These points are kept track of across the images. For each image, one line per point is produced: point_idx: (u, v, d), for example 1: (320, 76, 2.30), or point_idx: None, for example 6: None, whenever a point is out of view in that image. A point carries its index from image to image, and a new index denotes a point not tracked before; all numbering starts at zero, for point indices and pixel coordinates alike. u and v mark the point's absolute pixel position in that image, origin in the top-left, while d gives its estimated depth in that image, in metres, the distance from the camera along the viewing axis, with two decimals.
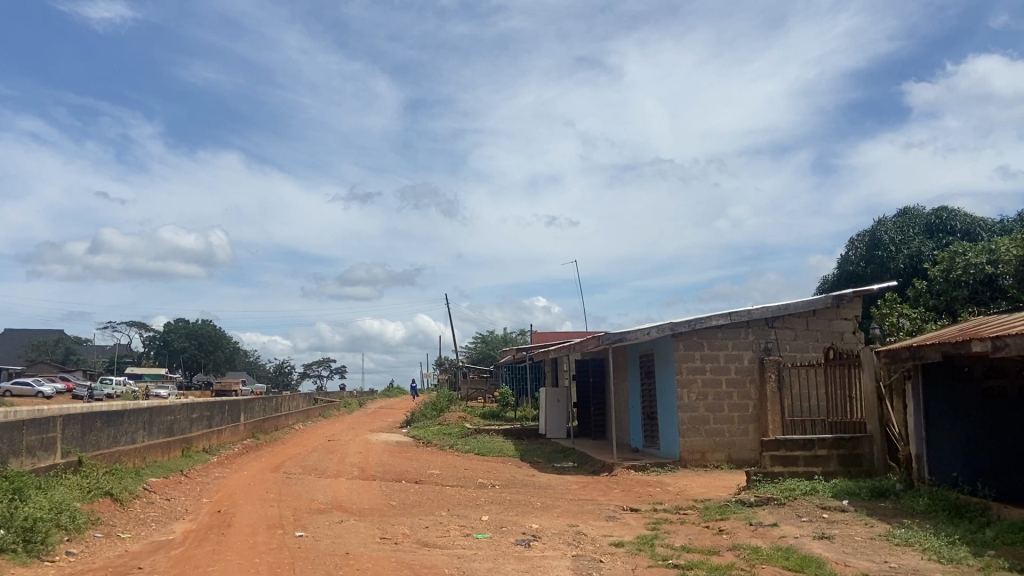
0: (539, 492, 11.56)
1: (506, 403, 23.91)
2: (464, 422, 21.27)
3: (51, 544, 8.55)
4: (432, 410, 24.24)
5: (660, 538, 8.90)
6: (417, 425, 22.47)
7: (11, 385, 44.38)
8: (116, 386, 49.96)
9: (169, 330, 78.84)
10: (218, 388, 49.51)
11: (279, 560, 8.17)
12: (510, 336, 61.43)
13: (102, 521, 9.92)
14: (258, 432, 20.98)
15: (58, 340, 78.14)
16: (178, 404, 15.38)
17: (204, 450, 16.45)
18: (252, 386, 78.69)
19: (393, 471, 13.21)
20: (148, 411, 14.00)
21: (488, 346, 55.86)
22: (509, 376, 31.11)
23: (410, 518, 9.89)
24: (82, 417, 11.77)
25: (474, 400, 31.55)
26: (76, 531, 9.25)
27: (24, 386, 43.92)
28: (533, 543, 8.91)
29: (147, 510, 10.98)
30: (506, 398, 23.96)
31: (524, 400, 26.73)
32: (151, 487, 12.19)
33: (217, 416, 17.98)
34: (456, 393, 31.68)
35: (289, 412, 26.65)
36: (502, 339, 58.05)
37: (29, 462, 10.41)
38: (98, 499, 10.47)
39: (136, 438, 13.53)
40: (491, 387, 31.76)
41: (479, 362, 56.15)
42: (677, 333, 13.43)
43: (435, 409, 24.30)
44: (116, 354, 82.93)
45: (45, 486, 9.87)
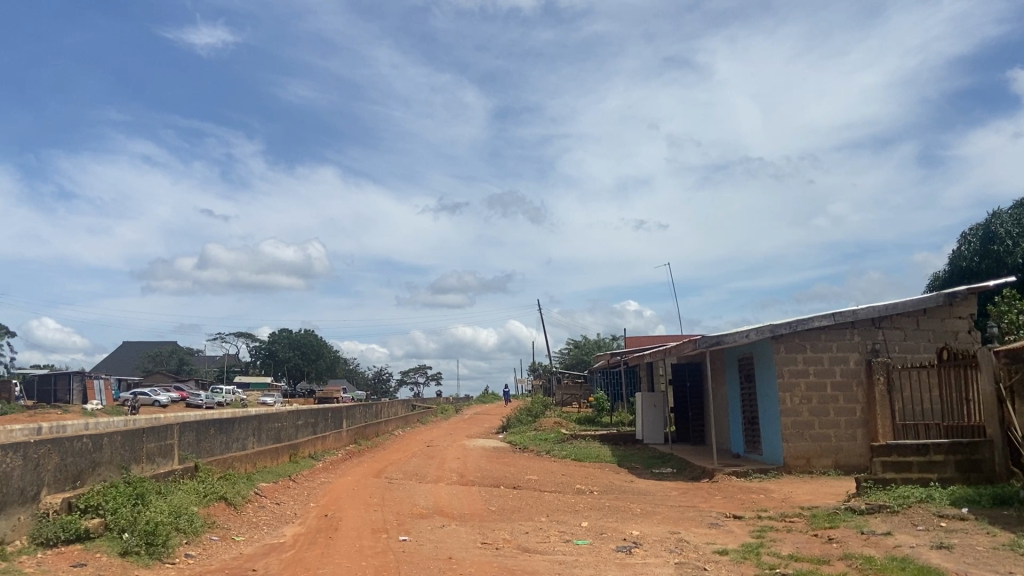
0: (638, 498, 11.43)
1: (602, 408, 23.62)
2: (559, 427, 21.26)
3: (172, 547, 9.07)
4: (527, 415, 24.36)
5: (766, 546, 8.67)
6: (514, 431, 22.60)
7: (131, 393, 47.02)
8: (227, 395, 52.30)
9: (274, 340, 81.96)
10: (321, 394, 51.03)
11: (385, 564, 8.37)
12: (603, 340, 61.23)
13: (217, 524, 10.41)
14: (360, 438, 21.57)
15: (173, 349, 82.36)
16: (284, 411, 15.98)
17: (310, 455, 17.03)
18: (351, 393, 80.93)
19: (491, 477, 13.29)
20: (257, 418, 14.59)
21: (582, 351, 55.85)
22: (605, 382, 30.90)
23: (510, 523, 9.96)
24: (197, 424, 12.38)
25: (569, 405, 31.50)
26: (194, 534, 9.74)
27: (142, 394, 46.46)
28: (634, 550, 8.84)
29: (259, 514, 11.44)
30: (602, 403, 23.58)
31: (620, 406, 26.48)
32: (262, 492, 12.69)
33: (322, 423, 18.58)
34: (551, 399, 31.63)
35: (388, 418, 27.31)
36: (597, 344, 57.96)
37: (150, 468, 11.06)
38: (214, 503, 10.97)
39: (247, 444, 14.11)
40: (586, 393, 31.70)
41: (574, 366, 56.17)
42: (778, 336, 13.04)
43: (530, 414, 24.43)
44: (224, 363, 86.89)
45: (165, 491, 10.45)
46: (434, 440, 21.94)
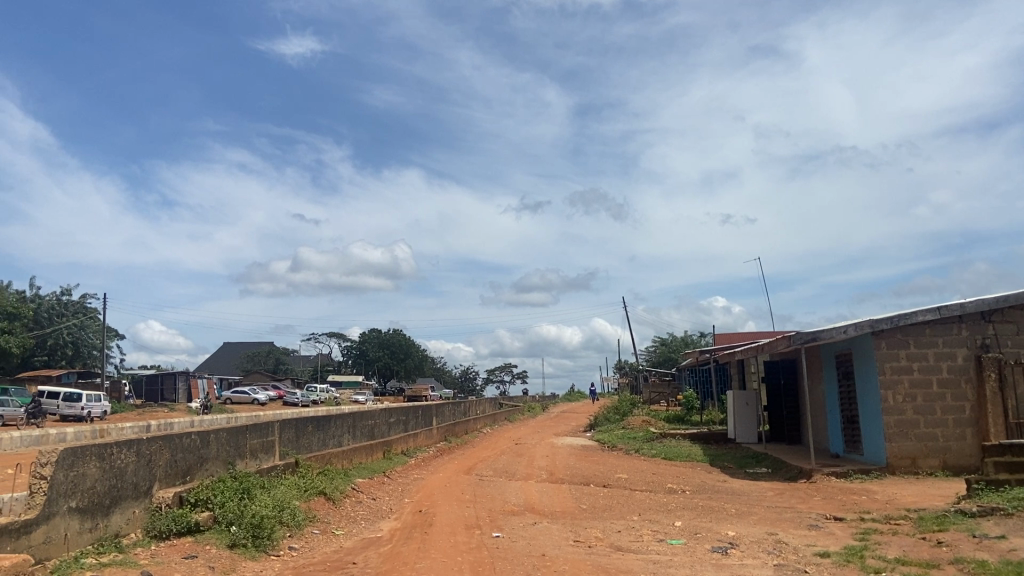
0: (733, 498, 11.20)
1: (692, 406, 23.27)
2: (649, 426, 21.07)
3: (276, 539, 9.45)
4: (615, 414, 24.21)
5: (870, 549, 8.37)
6: (602, 429, 22.53)
7: (232, 392, 49.11)
8: (321, 393, 53.92)
9: (363, 339, 84.00)
10: (410, 393, 52.06)
11: (480, 559, 8.46)
12: (691, 337, 60.28)
13: (318, 517, 10.75)
14: (450, 435, 21.89)
15: (270, 349, 85.20)
16: (377, 409, 16.36)
17: (403, 452, 17.39)
18: (437, 392, 82.09)
19: (581, 475, 13.27)
20: (351, 415, 14.99)
21: (670, 349, 55.15)
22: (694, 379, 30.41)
23: (602, 522, 9.91)
24: (296, 422, 12.81)
25: (657, 403, 31.15)
26: (297, 527, 10.10)
27: (243, 394, 48.46)
28: (731, 551, 8.67)
29: (356, 509, 11.75)
30: (691, 401, 23.28)
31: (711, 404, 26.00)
32: (359, 487, 13.03)
33: (412, 421, 18.93)
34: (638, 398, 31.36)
35: (477, 416, 27.64)
36: (685, 342, 57.08)
37: (254, 463, 11.53)
38: (314, 497, 11.34)
39: (342, 441, 14.52)
40: (675, 390, 31.29)
41: (662, 364, 55.54)
42: (878, 331, 12.56)
43: (618, 412, 24.28)
44: (318, 362, 89.64)
45: (269, 485, 10.87)
46: (522, 438, 22.08)
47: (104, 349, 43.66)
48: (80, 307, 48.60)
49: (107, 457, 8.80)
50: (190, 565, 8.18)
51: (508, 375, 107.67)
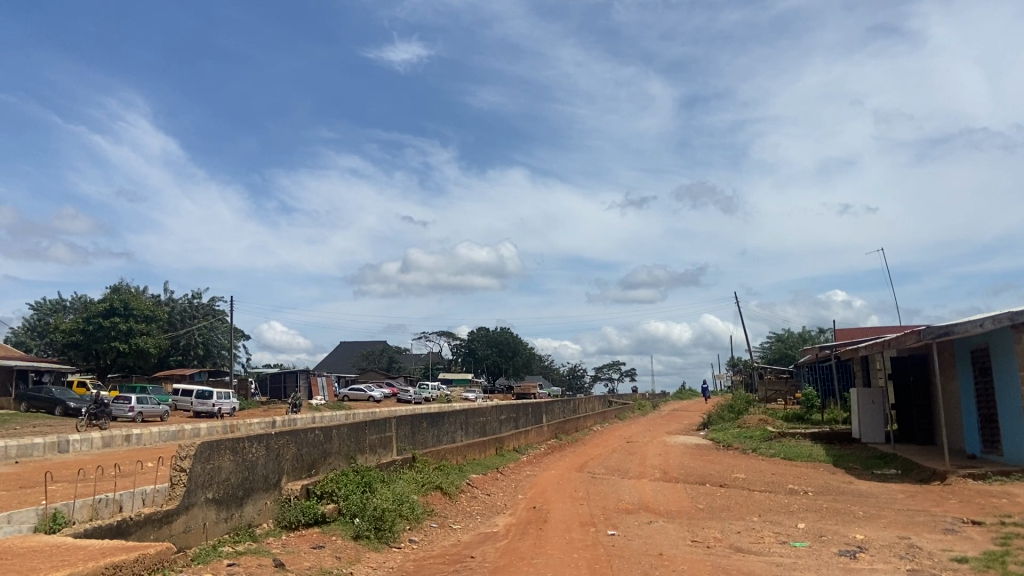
0: (860, 500, 10.70)
1: (812, 405, 22.42)
2: (766, 425, 20.46)
3: (398, 532, 9.88)
4: (730, 412, 23.63)
5: (1013, 555, 7.82)
6: (717, 428, 22.04)
7: (349, 389, 51.04)
8: (432, 390, 55.12)
9: (472, 338, 85.46)
10: (520, 390, 52.56)
11: (596, 557, 8.42)
12: (809, 333, 58.19)
13: (436, 512, 11.03)
14: (560, 433, 21.94)
15: (383, 349, 87.81)
16: (488, 406, 16.58)
17: (515, 449, 17.57)
18: (544, 390, 82.33)
19: (697, 474, 13.02)
20: (463, 412, 15.26)
21: (786, 345, 53.46)
22: (813, 377, 29.26)
23: (720, 522, 9.69)
24: (411, 418, 13.14)
25: (774, 402, 30.20)
26: (416, 520, 10.47)
27: (359, 391, 50.33)
28: (859, 555, 8.28)
29: (472, 503, 11.97)
30: (811, 400, 22.44)
31: (832, 403, 24.97)
32: (474, 482, 13.26)
33: (523, 418, 19.09)
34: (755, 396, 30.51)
35: (587, 414, 27.59)
36: (802, 338, 55.14)
37: (373, 459, 11.94)
38: (431, 492, 11.63)
39: (455, 438, 14.79)
40: (792, 388, 30.23)
41: (778, 361, 53.89)
42: (1017, 325, 11.73)
43: (733, 411, 23.68)
44: (429, 360, 91.85)
45: (388, 480, 11.25)
46: (633, 435, 21.86)
47: (232, 349, 46.03)
48: (209, 309, 51.39)
49: (239, 450, 9.29)
50: (318, 555, 8.61)
51: (615, 372, 106.82)
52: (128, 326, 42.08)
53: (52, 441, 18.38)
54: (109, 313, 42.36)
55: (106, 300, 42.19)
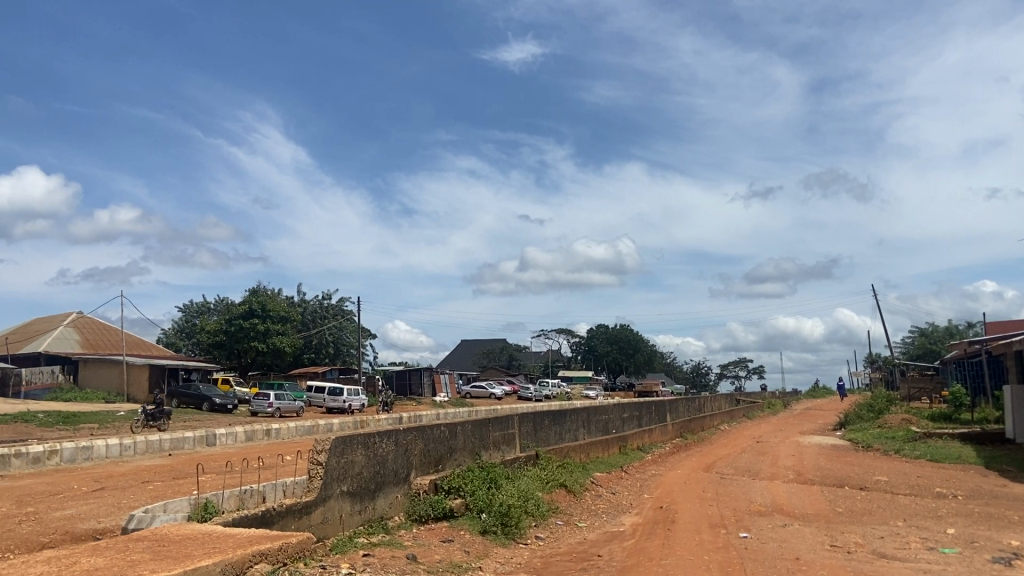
0: (1017, 505, 9.88)
1: (960, 403, 20.93)
2: (909, 424, 19.29)
3: (524, 528, 10.06)
4: (868, 412, 22.42)
5: None
6: (854, 428, 20.98)
7: (471, 386, 52.02)
8: (553, 388, 55.29)
9: (591, 335, 85.27)
10: (641, 388, 51.85)
11: (728, 559, 8.17)
12: (956, 327, 54.39)
13: (561, 509, 11.15)
14: (686, 432, 21.50)
15: (503, 347, 88.79)
16: (611, 404, 16.46)
17: (639, 448, 17.36)
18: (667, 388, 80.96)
19: (834, 476, 12.42)
20: (586, 410, 15.21)
21: (929, 341, 50.23)
22: (961, 373, 27.33)
23: (860, 526, 9.19)
24: (534, 416, 13.23)
25: (918, 400, 28.41)
26: (541, 517, 10.62)
27: (481, 388, 51.21)
28: (1016, 563, 7.65)
29: (597, 502, 11.95)
30: (959, 398, 20.95)
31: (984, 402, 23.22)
32: (598, 481, 13.22)
33: (646, 416, 18.83)
34: (896, 394, 28.84)
35: (712, 413, 26.92)
36: (948, 333, 51.62)
37: (498, 455, 12.11)
38: (555, 489, 11.75)
39: (578, 436, 14.77)
40: (938, 386, 28.36)
41: (920, 357, 50.74)
42: None
43: (871, 410, 22.47)
44: (549, 358, 92.32)
45: (513, 476, 11.39)
46: (763, 435, 21.13)
47: (360, 347, 47.76)
48: (337, 310, 53.61)
49: (371, 445, 9.60)
50: (448, 549, 8.81)
51: (740, 370, 103.63)
52: (265, 327, 44.55)
53: (201, 435, 19.66)
54: (248, 314, 44.96)
55: (245, 302, 44.81)
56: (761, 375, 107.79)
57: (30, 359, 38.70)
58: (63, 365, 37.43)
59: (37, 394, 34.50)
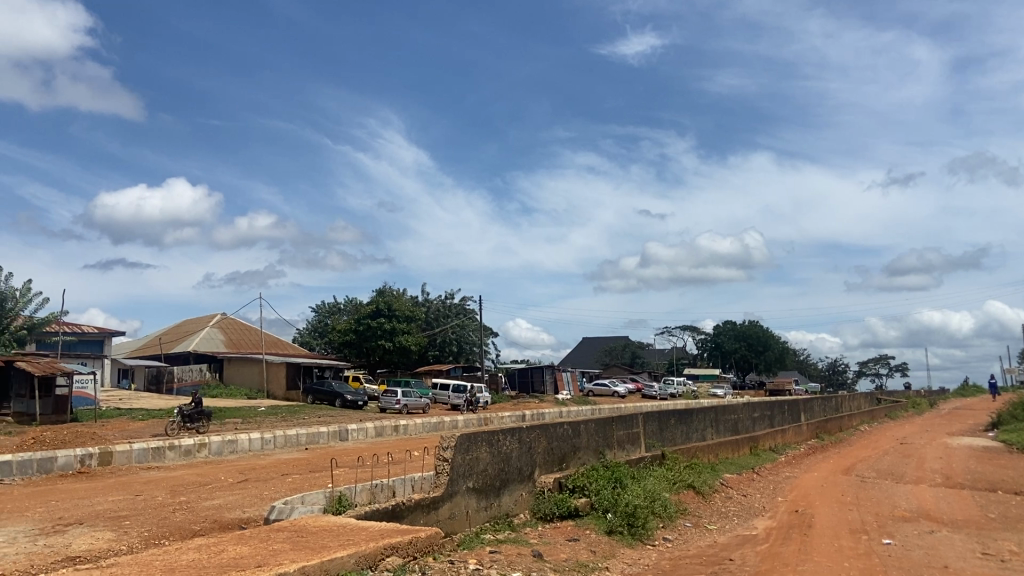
0: None
1: None
2: None
3: (651, 529, 9.88)
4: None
5: None
6: (1011, 429, 19.33)
7: (594, 384, 51.82)
8: (678, 385, 54.11)
9: (718, 331, 83.05)
10: (772, 386, 49.73)
11: (869, 567, 7.67)
12: None
13: (689, 511, 10.92)
14: (821, 432, 20.48)
15: (626, 345, 87.68)
16: (740, 403, 15.90)
17: (771, 448, 16.68)
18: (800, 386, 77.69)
19: (988, 481, 11.47)
20: (713, 409, 14.76)
21: None
22: None
23: (1017, 534, 8.41)
24: (659, 414, 12.95)
25: None
26: (669, 518, 10.42)
27: (604, 386, 50.93)
28: None
29: (727, 504, 11.59)
30: None
31: None
32: (728, 482, 12.83)
33: (778, 416, 18.08)
34: None
35: (850, 412, 25.54)
36: None
37: (622, 454, 11.94)
38: (683, 490, 11.53)
39: (706, 435, 14.35)
40: None
41: None
42: None
43: None
44: (674, 355, 90.60)
45: (639, 476, 11.21)
46: (907, 436, 19.84)
47: (483, 345, 48.44)
48: (460, 308, 54.68)
49: (495, 443, 9.67)
50: (574, 548, 8.75)
51: (880, 368, 98.07)
52: (392, 326, 46.05)
53: (334, 430, 20.51)
54: (376, 314, 46.63)
55: (373, 302, 46.52)
56: (903, 372, 101.45)
57: (181, 358, 41.69)
58: (210, 363, 40.08)
59: (188, 390, 37.09)
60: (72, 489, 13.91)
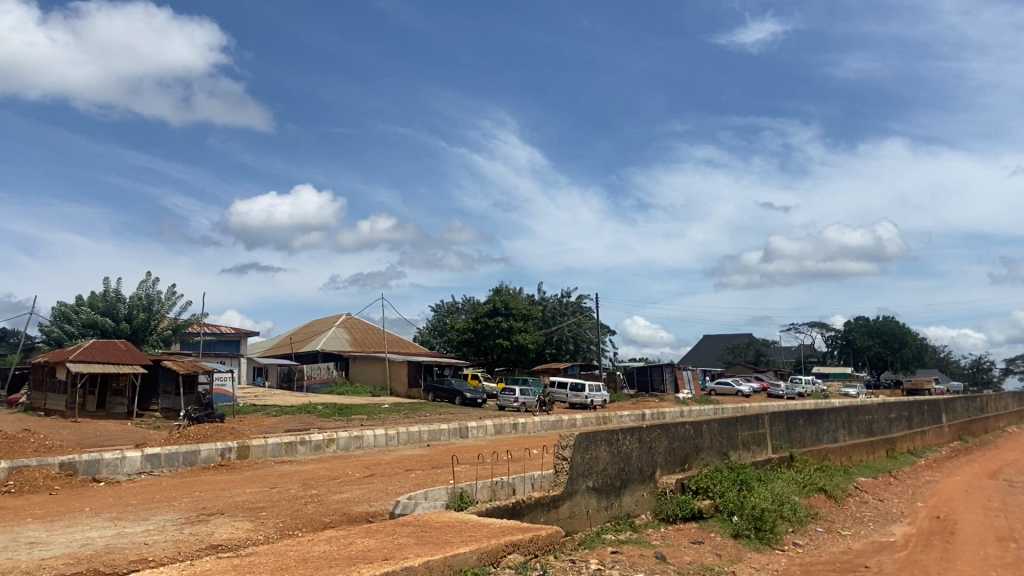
0: None
1: None
2: None
3: (780, 534, 9.49)
4: None
5: None
6: None
7: (716, 383, 50.53)
8: (806, 384, 51.84)
9: (849, 327, 79.03)
10: (909, 386, 47.05)
11: None
12: None
13: (821, 515, 10.43)
14: (965, 434, 19.09)
15: (749, 342, 84.91)
16: (874, 402, 15.02)
17: (909, 451, 15.69)
18: (941, 384, 72.90)
19: None
20: (846, 409, 14.01)
21: None
22: None
23: None
24: (786, 414, 12.40)
25: None
26: (799, 523, 9.98)
27: (726, 385, 49.59)
28: None
29: (862, 509, 11.00)
30: None
31: None
32: (863, 486, 12.17)
33: (917, 417, 16.99)
34: None
35: (1000, 413, 23.65)
36: None
37: (748, 456, 11.53)
38: (814, 494, 11.03)
39: (838, 437, 13.65)
40: None
41: None
42: None
43: None
44: (802, 353, 86.95)
45: (766, 478, 10.80)
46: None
47: (601, 343, 48.08)
48: (576, 306, 54.50)
49: (614, 442, 9.53)
50: (699, 551, 8.51)
51: None
52: (509, 325, 46.49)
53: (455, 427, 20.89)
54: (493, 313, 47.23)
55: (490, 301, 47.14)
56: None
57: (309, 357, 43.68)
58: (336, 362, 41.76)
59: (316, 388, 38.79)
60: (215, 480, 14.83)
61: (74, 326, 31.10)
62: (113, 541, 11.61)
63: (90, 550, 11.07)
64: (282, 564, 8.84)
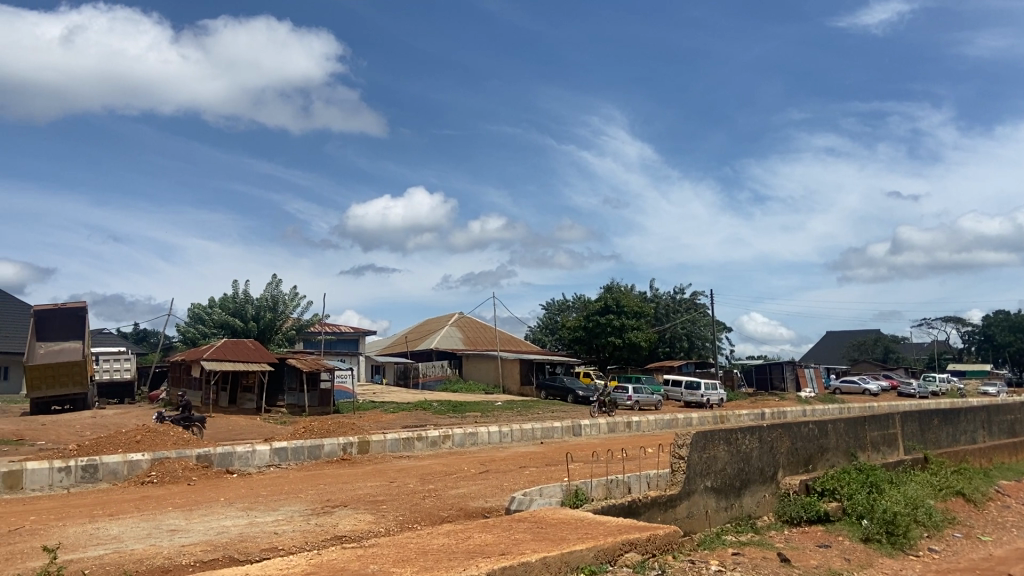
0: None
1: None
2: None
3: (914, 539, 8.98)
4: None
5: None
6: None
7: (840, 381, 48.28)
8: (940, 383, 48.81)
9: (988, 322, 73.75)
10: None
11: None
12: None
13: (959, 521, 9.83)
14: None
15: (876, 339, 80.65)
16: (1018, 401, 13.97)
17: None
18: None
19: None
20: (986, 408, 13.09)
21: None
22: None
23: None
24: (919, 413, 11.70)
25: None
26: (935, 528, 9.42)
27: (851, 383, 47.31)
28: None
29: (1005, 515, 10.30)
30: None
31: None
32: (1005, 490, 11.37)
33: None
34: None
35: None
36: None
37: (877, 457, 10.95)
38: (950, 498, 10.41)
39: (977, 438, 12.79)
40: None
41: None
42: None
43: None
44: (935, 349, 81.87)
45: (898, 481, 10.24)
46: None
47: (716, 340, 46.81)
48: (690, 303, 53.29)
49: (733, 441, 9.25)
50: (825, 555, 8.16)
51: None
52: (621, 323, 46.04)
53: (568, 425, 20.87)
54: (605, 310, 46.87)
55: (601, 299, 46.81)
56: None
57: (424, 356, 44.74)
58: (450, 360, 42.62)
59: (431, 385, 39.67)
60: (338, 474, 15.41)
61: (207, 326, 33.07)
62: (245, 530, 12.26)
63: (225, 539, 11.74)
64: (404, 555, 9.09)
